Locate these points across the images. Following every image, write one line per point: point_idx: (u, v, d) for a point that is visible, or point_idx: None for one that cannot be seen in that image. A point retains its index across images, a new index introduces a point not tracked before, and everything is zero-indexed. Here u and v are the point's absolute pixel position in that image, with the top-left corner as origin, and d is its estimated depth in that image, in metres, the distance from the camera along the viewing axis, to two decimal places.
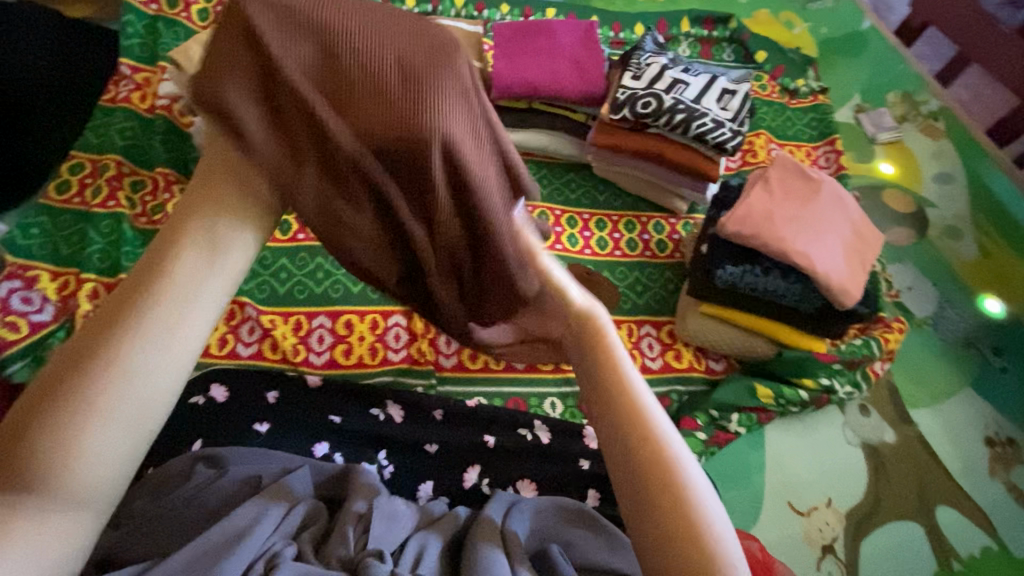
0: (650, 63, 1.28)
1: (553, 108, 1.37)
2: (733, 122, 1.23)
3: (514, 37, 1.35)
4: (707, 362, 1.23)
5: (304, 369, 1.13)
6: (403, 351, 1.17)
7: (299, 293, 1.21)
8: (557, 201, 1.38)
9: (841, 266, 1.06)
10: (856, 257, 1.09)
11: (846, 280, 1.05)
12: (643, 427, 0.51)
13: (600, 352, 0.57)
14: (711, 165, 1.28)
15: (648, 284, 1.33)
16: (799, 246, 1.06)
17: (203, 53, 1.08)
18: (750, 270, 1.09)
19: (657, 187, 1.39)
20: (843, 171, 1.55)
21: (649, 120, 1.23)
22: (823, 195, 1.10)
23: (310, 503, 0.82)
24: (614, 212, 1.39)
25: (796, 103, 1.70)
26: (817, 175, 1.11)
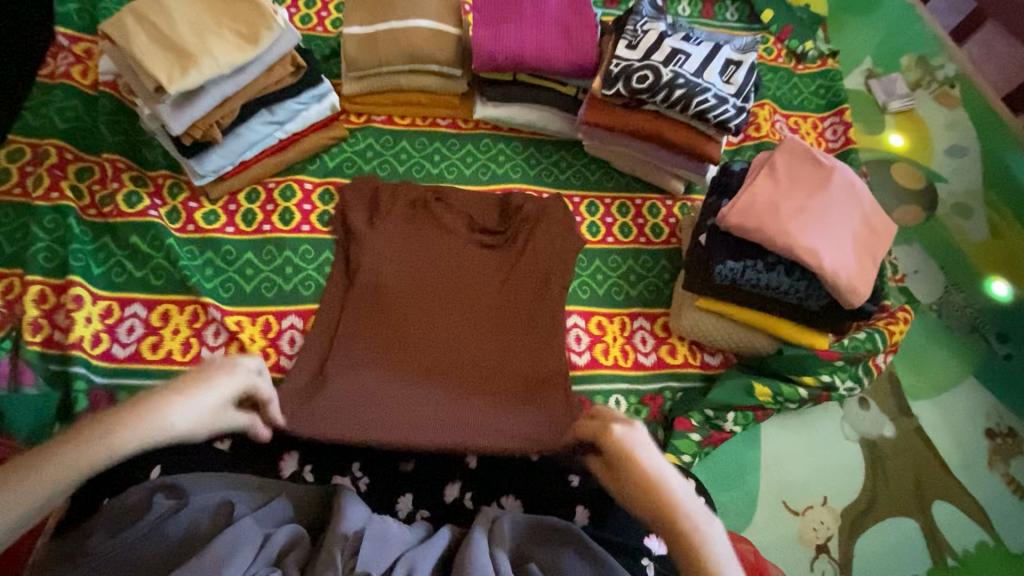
0: (647, 29, 1.14)
1: (540, 80, 1.27)
2: (736, 97, 1.11)
3: (496, 2, 1.21)
4: (702, 357, 1.18)
5: (276, 375, 1.06)
6: None
7: (267, 291, 1.13)
8: (544, 183, 1.33)
9: (852, 267, 0.93)
10: (871, 253, 0.96)
11: (852, 278, 0.93)
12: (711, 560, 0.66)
13: None
14: (713, 146, 1.16)
15: (642, 273, 1.27)
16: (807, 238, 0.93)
17: (138, 25, 0.95)
18: (751, 265, 0.99)
19: (651, 167, 1.33)
20: (852, 145, 1.48)
21: (645, 97, 1.11)
22: (831, 186, 0.96)
23: (292, 527, 0.77)
24: (607, 195, 1.34)
25: (803, 69, 1.61)
26: (828, 161, 0.96)
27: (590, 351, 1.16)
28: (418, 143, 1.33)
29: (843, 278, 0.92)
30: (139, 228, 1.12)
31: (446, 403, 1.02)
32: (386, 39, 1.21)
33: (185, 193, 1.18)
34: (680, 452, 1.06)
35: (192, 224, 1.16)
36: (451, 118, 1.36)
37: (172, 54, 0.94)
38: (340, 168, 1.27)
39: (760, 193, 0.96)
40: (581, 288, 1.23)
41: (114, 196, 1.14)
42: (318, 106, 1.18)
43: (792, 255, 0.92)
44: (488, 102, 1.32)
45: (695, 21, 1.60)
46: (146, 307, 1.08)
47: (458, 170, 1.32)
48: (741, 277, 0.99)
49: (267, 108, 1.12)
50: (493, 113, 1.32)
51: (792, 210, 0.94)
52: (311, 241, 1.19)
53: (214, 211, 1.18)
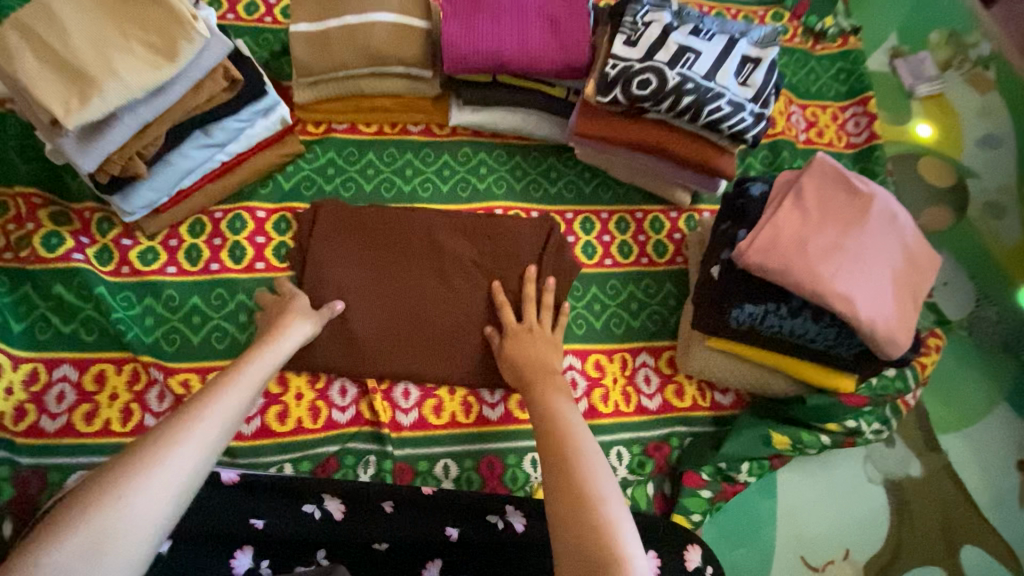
0: (648, 21, 0.96)
1: (524, 80, 1.08)
2: (755, 103, 0.94)
3: None
4: (713, 396, 1.05)
5: (232, 443, 0.93)
6: (351, 410, 0.98)
7: (218, 342, 0.99)
8: (531, 199, 1.18)
9: (891, 313, 0.80)
10: (912, 294, 0.83)
11: (891, 328, 0.79)
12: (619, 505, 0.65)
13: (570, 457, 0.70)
14: (727, 159, 1.00)
15: (644, 299, 1.13)
16: (844, 284, 0.79)
17: (26, 44, 0.79)
18: (774, 310, 0.85)
19: (654, 177, 1.17)
20: (876, 140, 1.32)
21: (647, 105, 0.94)
22: (870, 219, 0.82)
23: None
24: (604, 209, 1.19)
25: (821, 49, 1.42)
26: (865, 189, 0.82)
27: (587, 398, 1.03)
28: (386, 155, 1.16)
29: (882, 329, 0.79)
30: (62, 274, 0.96)
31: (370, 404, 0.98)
32: (340, 37, 1.03)
33: (117, 229, 1.03)
34: (688, 512, 0.95)
35: (127, 266, 1.01)
36: (423, 124, 1.18)
37: (69, 80, 0.78)
38: (297, 190, 1.10)
39: (784, 228, 0.81)
40: (576, 321, 1.09)
41: (30, 238, 0.98)
42: (264, 122, 1.01)
43: (824, 303, 0.79)
44: (465, 106, 1.14)
45: None
46: (78, 368, 0.94)
47: (433, 187, 1.15)
48: (761, 322, 0.85)
49: (202, 129, 0.95)
50: (471, 118, 1.15)
51: (822, 248, 0.80)
52: (266, 279, 1.04)
53: (151, 248, 1.02)
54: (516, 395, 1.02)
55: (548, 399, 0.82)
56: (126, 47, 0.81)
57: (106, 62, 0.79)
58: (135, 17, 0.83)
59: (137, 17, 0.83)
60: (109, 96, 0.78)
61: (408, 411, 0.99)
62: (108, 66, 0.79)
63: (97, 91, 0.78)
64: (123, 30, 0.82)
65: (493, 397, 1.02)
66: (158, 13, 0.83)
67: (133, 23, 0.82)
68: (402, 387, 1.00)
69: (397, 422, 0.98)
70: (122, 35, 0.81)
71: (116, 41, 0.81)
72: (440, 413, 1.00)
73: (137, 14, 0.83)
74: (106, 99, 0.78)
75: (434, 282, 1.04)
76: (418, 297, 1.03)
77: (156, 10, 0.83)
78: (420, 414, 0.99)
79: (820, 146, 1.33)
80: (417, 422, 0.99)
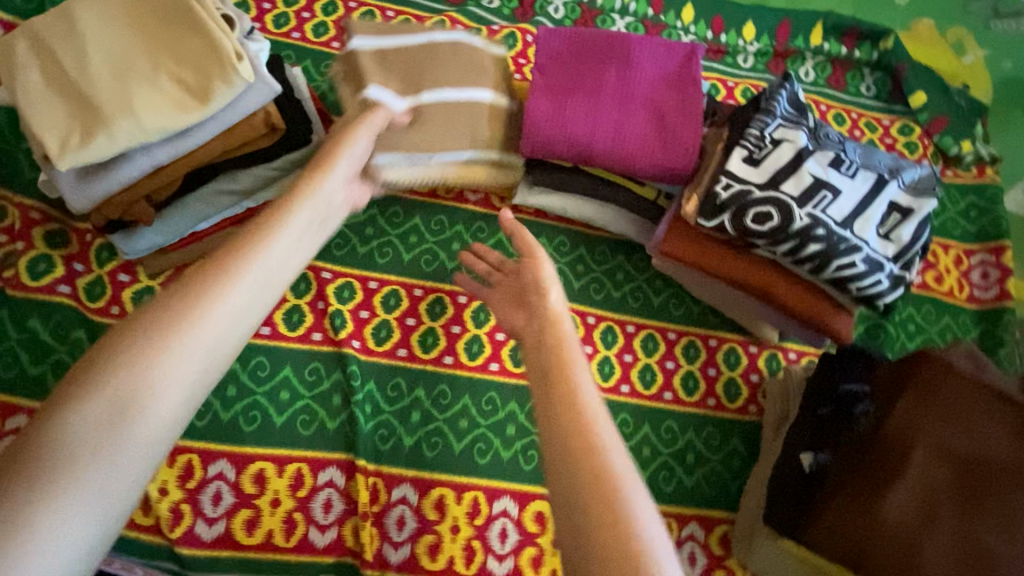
0: (778, 139, 0.77)
1: (608, 172, 0.92)
2: (896, 263, 0.75)
3: (567, 60, 0.85)
4: None
5: (187, 549, 0.78)
6: (333, 531, 0.82)
7: (198, 417, 0.84)
8: (591, 301, 1.00)
9: None
10: None
11: None
12: (586, 436, 0.53)
13: None
14: (842, 320, 0.81)
15: (703, 452, 0.93)
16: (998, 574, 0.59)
17: (34, 57, 0.65)
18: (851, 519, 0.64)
19: (742, 307, 0.97)
20: (1008, 301, 1.11)
21: (760, 241, 0.76)
22: None
23: None
24: (672, 327, 1.00)
25: (952, 176, 1.25)
26: None
27: None
28: (434, 223, 1.00)
29: None
30: (44, 309, 0.83)
31: None
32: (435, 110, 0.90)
33: (117, 260, 0.89)
34: None
35: (117, 306, 0.87)
36: (483, 193, 1.03)
37: (73, 107, 0.63)
38: (326, 247, 0.95)
39: None
40: None
41: (16, 259, 0.85)
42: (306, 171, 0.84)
43: None
44: (533, 185, 0.97)
45: (819, 91, 1.27)
46: (33, 420, 0.80)
47: None
48: (827, 533, 0.65)
49: (230, 174, 0.79)
50: (538, 200, 0.97)
51: None
52: (268, 349, 0.89)
53: (148, 289, 0.88)
54: (529, 549, 0.84)
55: (985, 539, 0.60)
56: (151, 79, 0.65)
57: (125, 99, 0.63)
58: (172, 43, 0.67)
59: (176, 42, 0.67)
60: (114, 140, 0.63)
61: (399, 544, 0.82)
62: (127, 102, 0.63)
63: (99, 127, 0.62)
64: (150, 55, 0.66)
65: (503, 547, 0.84)
66: (207, 52, 0.66)
67: (169, 50, 0.67)
68: (398, 512, 0.83)
69: (382, 557, 0.81)
70: (154, 65, 0.66)
71: (142, 70, 0.65)
72: (436, 554, 0.82)
73: (178, 36, 0.67)
74: (112, 143, 0.63)
75: (930, 479, 0.62)
76: (992, 537, 0.60)
77: (199, 39, 0.67)
78: (413, 552, 0.82)
79: (938, 293, 1.13)
80: (407, 562, 0.82)
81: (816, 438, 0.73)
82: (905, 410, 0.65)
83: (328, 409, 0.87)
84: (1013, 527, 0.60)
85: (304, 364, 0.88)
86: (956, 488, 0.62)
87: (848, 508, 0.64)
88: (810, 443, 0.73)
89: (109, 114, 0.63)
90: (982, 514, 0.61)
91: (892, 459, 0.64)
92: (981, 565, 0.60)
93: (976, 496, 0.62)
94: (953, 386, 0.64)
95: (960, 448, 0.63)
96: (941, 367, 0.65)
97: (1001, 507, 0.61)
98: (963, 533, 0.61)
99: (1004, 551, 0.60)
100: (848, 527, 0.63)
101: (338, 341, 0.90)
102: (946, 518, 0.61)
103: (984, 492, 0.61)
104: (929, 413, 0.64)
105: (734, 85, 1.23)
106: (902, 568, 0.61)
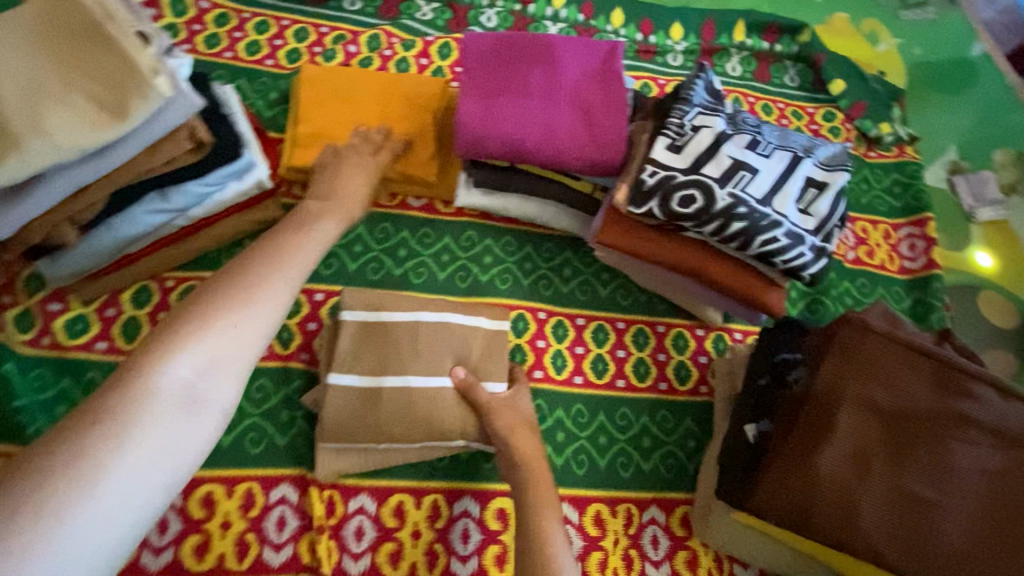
0: (698, 126, 0.81)
1: (544, 170, 0.95)
2: (816, 235, 0.79)
3: (493, 63, 0.88)
4: (731, 569, 0.88)
5: None
6: (288, 548, 0.80)
7: None
8: (540, 297, 1.01)
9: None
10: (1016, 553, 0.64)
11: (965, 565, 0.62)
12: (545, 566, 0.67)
13: (923, 553, 0.62)
14: (773, 294, 0.84)
15: (658, 436, 0.95)
16: (922, 515, 0.63)
17: None
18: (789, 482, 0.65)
19: (683, 291, 1.00)
20: (934, 269, 1.18)
21: (688, 224, 0.79)
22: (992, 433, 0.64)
23: None
24: (621, 317, 1.02)
25: (876, 156, 1.32)
26: (986, 398, 0.65)
27: (582, 562, 0.84)
28: (379, 232, 1.00)
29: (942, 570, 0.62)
30: None
31: (963, 537, 0.62)
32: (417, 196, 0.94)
33: (46, 289, 0.86)
34: None
35: (47, 336, 0.84)
36: (426, 199, 1.04)
37: None
38: None
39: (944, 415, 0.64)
40: (577, 458, 0.91)
41: None
42: (236, 185, 0.84)
43: (876, 530, 0.63)
44: (474, 188, 0.99)
45: (746, 84, 1.33)
46: None
47: (428, 273, 0.99)
48: (769, 499, 0.66)
49: (158, 193, 0.79)
50: (482, 202, 0.99)
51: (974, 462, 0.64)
52: None
53: (80, 316, 0.86)
54: (492, 548, 0.84)
55: (909, 483, 0.63)
56: (64, 97, 0.64)
57: (36, 117, 0.62)
58: (84, 60, 0.66)
59: (89, 58, 0.66)
60: (25, 159, 0.61)
61: (358, 556, 0.81)
62: (37, 121, 0.62)
63: (9, 148, 0.61)
64: (62, 73, 0.65)
65: (465, 548, 0.83)
66: (121, 66, 0.66)
67: (83, 67, 0.66)
68: (356, 523, 0.82)
69: (342, 569, 0.80)
70: (66, 82, 0.65)
71: (54, 88, 0.64)
72: (397, 561, 0.81)
73: (92, 52, 0.66)
74: (24, 163, 0.61)
75: (858, 433, 0.65)
76: (915, 480, 0.63)
77: (112, 54, 0.66)
78: (373, 563, 0.81)
79: (870, 267, 1.19)
80: (368, 573, 0.80)
81: (754, 409, 0.75)
82: (831, 370, 0.67)
83: (278, 425, 0.85)
84: (933, 468, 0.63)
85: (250, 380, 0.87)
86: (882, 438, 0.65)
87: (788, 470, 0.65)
88: (751, 413, 0.75)
89: (19, 133, 0.61)
90: (905, 460, 0.64)
91: (823, 417, 0.65)
92: (906, 509, 0.63)
93: (903, 444, 0.64)
94: (873, 342, 0.67)
95: (883, 400, 0.65)
96: (860, 327, 0.67)
97: (921, 452, 0.64)
98: (890, 481, 0.63)
99: (926, 492, 0.63)
100: (788, 490, 0.65)
101: (286, 355, 0.89)
102: (875, 468, 0.64)
103: (906, 439, 0.64)
104: (854, 371, 0.66)
105: (665, 83, 1.29)
106: (838, 522, 0.63)
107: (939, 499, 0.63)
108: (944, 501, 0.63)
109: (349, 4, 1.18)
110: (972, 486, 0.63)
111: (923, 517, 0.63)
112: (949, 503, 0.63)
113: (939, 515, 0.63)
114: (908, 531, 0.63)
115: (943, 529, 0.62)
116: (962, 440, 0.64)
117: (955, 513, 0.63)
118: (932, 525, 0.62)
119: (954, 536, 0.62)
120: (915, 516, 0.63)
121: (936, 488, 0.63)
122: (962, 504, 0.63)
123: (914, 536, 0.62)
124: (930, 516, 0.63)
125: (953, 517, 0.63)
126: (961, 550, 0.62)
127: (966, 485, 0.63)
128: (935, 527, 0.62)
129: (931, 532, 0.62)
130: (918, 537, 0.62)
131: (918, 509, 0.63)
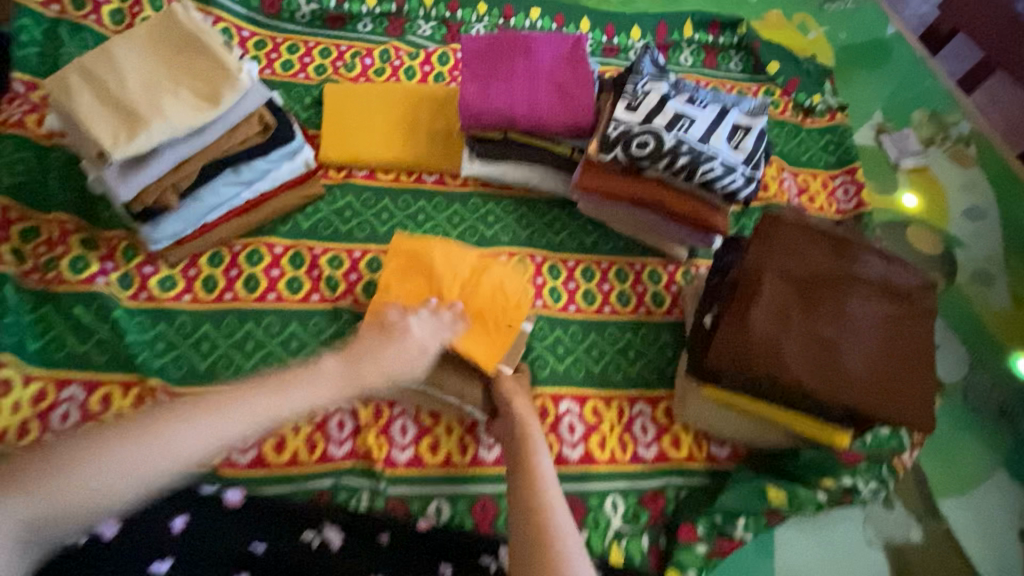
0: (647, 90, 1.04)
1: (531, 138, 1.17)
2: (746, 165, 1.01)
3: (484, 56, 1.12)
4: (710, 448, 1.06)
5: (228, 472, 0.95)
6: (347, 444, 0.99)
7: (225, 369, 1.01)
8: (536, 245, 1.23)
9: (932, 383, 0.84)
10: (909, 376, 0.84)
11: (867, 385, 0.82)
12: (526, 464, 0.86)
13: (835, 377, 0.82)
14: (719, 218, 1.07)
15: (642, 348, 1.15)
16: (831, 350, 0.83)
17: (84, 84, 0.87)
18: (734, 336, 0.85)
19: (653, 231, 1.22)
20: (865, 208, 1.40)
21: (646, 163, 1.02)
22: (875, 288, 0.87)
23: None
24: (604, 258, 1.23)
25: (811, 123, 1.55)
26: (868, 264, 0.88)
27: (585, 444, 1.03)
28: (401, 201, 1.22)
29: (851, 390, 0.82)
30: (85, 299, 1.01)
31: (862, 364, 0.83)
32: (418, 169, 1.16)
33: (140, 256, 1.08)
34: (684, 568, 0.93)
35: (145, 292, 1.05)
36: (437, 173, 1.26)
37: (118, 115, 0.85)
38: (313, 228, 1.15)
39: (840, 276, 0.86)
40: (575, 367, 1.11)
41: (59, 262, 1.03)
42: (289, 164, 1.07)
43: (800, 363, 0.83)
44: (475, 159, 1.22)
45: (697, 71, 1.58)
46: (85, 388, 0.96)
47: (443, 231, 1.21)
48: (721, 352, 0.86)
49: (232, 169, 1.01)
50: (482, 170, 1.22)
51: (865, 310, 0.85)
52: (277, 311, 1.08)
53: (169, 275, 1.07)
54: None
55: (819, 327, 0.84)
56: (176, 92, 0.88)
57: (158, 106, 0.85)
58: (188, 67, 0.90)
59: (192, 65, 0.90)
60: (151, 136, 0.84)
61: (404, 448, 1.00)
62: (159, 109, 0.85)
63: (140, 127, 0.84)
64: (173, 76, 0.89)
65: (490, 439, 1.02)
66: (216, 69, 0.90)
67: (187, 72, 0.90)
68: (400, 423, 1.02)
69: (392, 458, 0.99)
70: (176, 82, 0.89)
71: (168, 87, 0.88)
72: (435, 450, 1.01)
73: (194, 61, 0.90)
74: (151, 138, 0.84)
75: (780, 294, 0.86)
76: (823, 324, 0.84)
77: (209, 62, 0.90)
78: (416, 453, 1.00)
79: (811, 210, 1.41)
80: (412, 460, 0.99)
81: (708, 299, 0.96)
82: (756, 252, 0.89)
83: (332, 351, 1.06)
84: (835, 315, 0.85)
85: (307, 318, 1.07)
86: (797, 297, 0.86)
87: (731, 327, 0.86)
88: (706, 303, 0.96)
89: (147, 117, 0.84)
90: (814, 310, 0.85)
91: (753, 286, 0.87)
92: (819, 347, 0.84)
93: (812, 300, 0.86)
94: (783, 230, 0.90)
95: (795, 270, 0.87)
96: (774, 220, 0.90)
97: (827, 304, 0.85)
98: (805, 327, 0.84)
99: (832, 332, 0.84)
100: (732, 341, 0.85)
101: (334, 298, 1.10)
102: (794, 318, 0.85)
103: (815, 296, 0.86)
104: (772, 251, 0.88)
105: None
106: (771, 360, 0.83)
107: (842, 337, 0.84)
108: (846, 339, 0.84)
109: (362, 27, 1.43)
110: (866, 326, 0.84)
111: (831, 351, 0.83)
112: (850, 339, 0.84)
113: (843, 347, 0.83)
114: (822, 362, 0.83)
115: (848, 358, 0.83)
116: (854, 294, 0.86)
117: (856, 346, 0.84)
118: (839, 356, 0.83)
119: (857, 363, 0.83)
120: (827, 351, 0.83)
121: (840, 329, 0.84)
122: (859, 340, 0.84)
123: (827, 365, 0.83)
124: (836, 350, 0.83)
125: (854, 350, 0.83)
126: (863, 375, 0.82)
127: (861, 326, 0.84)
128: (842, 358, 0.83)
129: (839, 360, 0.83)
130: (830, 365, 0.83)
131: (828, 345, 0.84)
